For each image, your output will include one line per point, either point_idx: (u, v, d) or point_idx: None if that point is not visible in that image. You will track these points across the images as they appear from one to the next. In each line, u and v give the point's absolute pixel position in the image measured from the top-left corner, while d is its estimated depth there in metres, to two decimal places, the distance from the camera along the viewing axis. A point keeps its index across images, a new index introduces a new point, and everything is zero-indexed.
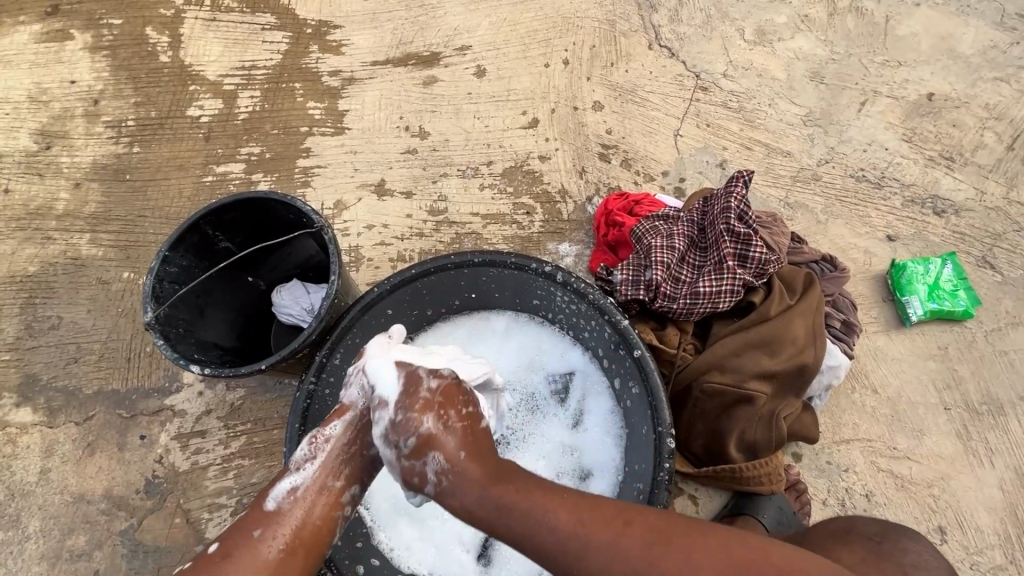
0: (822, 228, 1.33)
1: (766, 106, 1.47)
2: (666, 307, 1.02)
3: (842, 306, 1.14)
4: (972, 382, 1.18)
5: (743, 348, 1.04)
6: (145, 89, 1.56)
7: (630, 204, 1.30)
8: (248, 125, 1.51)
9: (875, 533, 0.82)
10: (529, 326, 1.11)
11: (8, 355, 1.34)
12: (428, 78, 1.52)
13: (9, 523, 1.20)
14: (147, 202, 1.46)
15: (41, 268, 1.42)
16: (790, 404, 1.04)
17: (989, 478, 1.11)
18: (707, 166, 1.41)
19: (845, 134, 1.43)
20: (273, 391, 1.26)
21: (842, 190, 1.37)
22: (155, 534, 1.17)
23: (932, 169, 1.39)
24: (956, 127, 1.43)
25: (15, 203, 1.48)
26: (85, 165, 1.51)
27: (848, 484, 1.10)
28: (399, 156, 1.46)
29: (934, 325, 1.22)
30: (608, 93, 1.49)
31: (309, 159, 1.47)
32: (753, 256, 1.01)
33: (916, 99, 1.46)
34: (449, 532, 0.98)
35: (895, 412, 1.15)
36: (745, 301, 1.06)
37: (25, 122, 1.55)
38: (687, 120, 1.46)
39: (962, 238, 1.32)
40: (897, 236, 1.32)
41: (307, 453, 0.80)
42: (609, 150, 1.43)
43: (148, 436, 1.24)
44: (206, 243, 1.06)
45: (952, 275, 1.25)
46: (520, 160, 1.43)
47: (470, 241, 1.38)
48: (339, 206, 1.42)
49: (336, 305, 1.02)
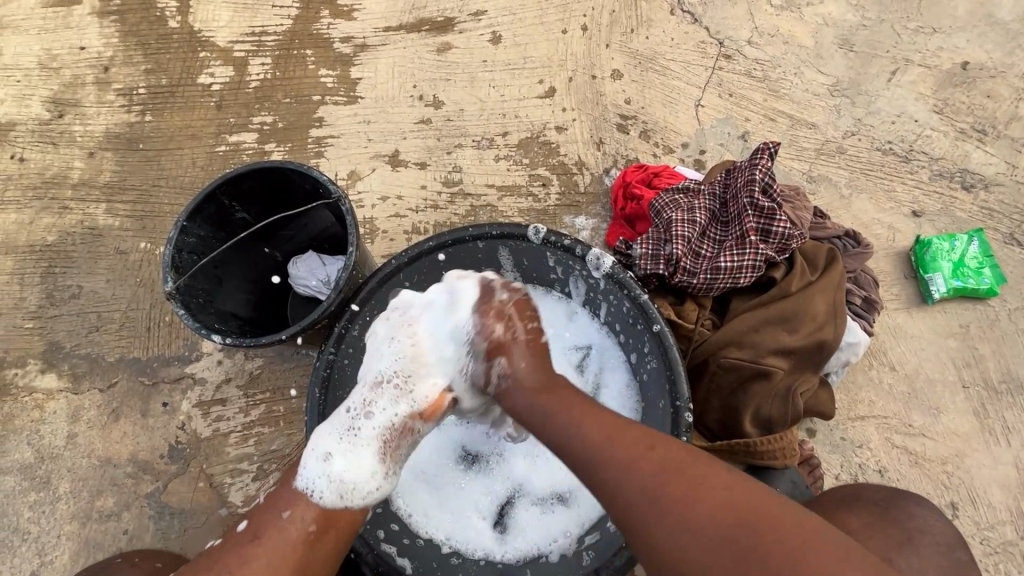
0: (845, 202, 1.30)
1: (792, 75, 1.42)
2: (686, 282, 1.00)
3: (863, 282, 1.12)
4: (993, 361, 1.17)
5: (762, 325, 1.03)
6: (155, 56, 1.54)
7: (649, 176, 1.28)
8: (260, 93, 1.48)
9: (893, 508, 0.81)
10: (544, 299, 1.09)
11: (31, 323, 1.36)
12: (443, 45, 1.48)
13: (40, 484, 1.24)
14: (161, 171, 1.46)
15: (59, 237, 1.43)
16: (807, 379, 1.04)
17: (1004, 455, 1.11)
18: (728, 138, 1.38)
19: (873, 105, 1.39)
20: (290, 360, 1.27)
21: (868, 163, 1.33)
22: (180, 497, 1.20)
23: (963, 142, 1.35)
24: (990, 98, 1.38)
25: (30, 172, 1.48)
26: (98, 134, 1.50)
27: (861, 459, 1.10)
28: (413, 126, 1.44)
29: (957, 303, 1.20)
30: (627, 61, 1.44)
31: (322, 129, 1.45)
32: (775, 231, 0.99)
33: (950, 68, 1.40)
34: (467, 500, 1.00)
35: (912, 389, 1.15)
36: (766, 277, 1.05)
37: (37, 90, 1.54)
38: (709, 89, 1.42)
39: (990, 213, 1.29)
40: (923, 211, 1.29)
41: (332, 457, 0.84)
42: (627, 121, 1.40)
43: (170, 403, 1.27)
44: (223, 213, 1.06)
45: (978, 252, 1.22)
46: (536, 131, 1.41)
47: (485, 213, 1.36)
48: (353, 177, 1.41)
49: (355, 277, 1.02)
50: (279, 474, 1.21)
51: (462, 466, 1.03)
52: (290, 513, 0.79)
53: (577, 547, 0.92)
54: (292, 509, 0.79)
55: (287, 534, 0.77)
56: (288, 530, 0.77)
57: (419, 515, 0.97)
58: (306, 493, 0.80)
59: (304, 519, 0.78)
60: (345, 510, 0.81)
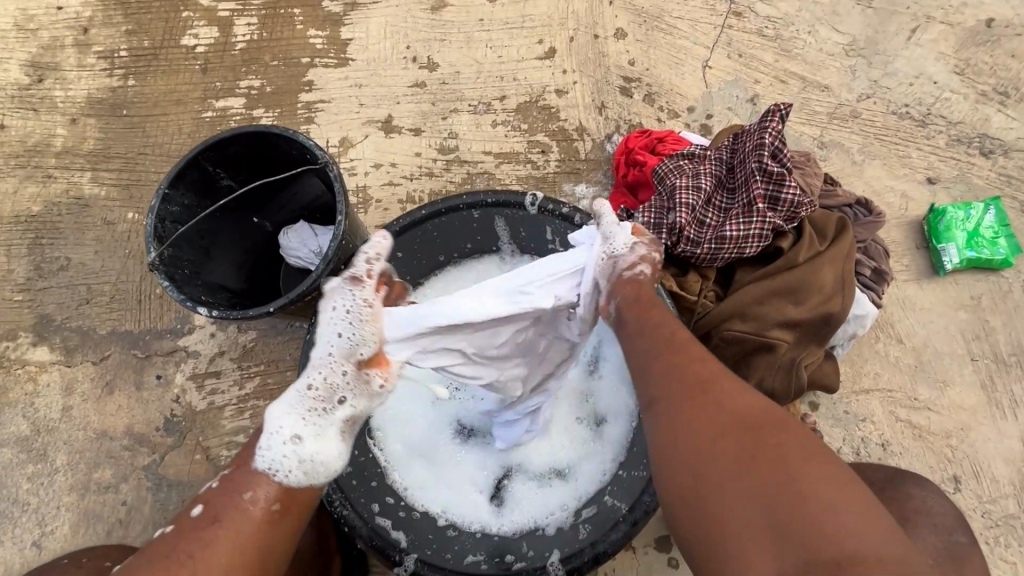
0: (857, 169, 1.25)
1: (805, 34, 1.34)
2: (689, 252, 0.96)
3: (875, 253, 1.08)
4: (1003, 334, 1.13)
5: (767, 297, 1.00)
6: (136, 16, 1.47)
7: (652, 141, 1.22)
8: (247, 55, 1.42)
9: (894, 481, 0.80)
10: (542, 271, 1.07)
11: (20, 295, 1.33)
12: (437, 3, 1.41)
13: (37, 456, 1.24)
14: (146, 138, 1.41)
15: (45, 207, 1.39)
16: (812, 352, 1.01)
17: (1010, 429, 1.08)
18: (736, 101, 1.31)
19: (890, 66, 1.31)
20: (284, 333, 1.25)
21: (882, 128, 1.27)
22: (177, 469, 1.20)
23: (983, 105, 1.28)
24: (1015, 58, 1.31)
25: (11, 139, 1.43)
26: (79, 99, 1.44)
27: (864, 433, 1.08)
28: (406, 90, 1.38)
29: (969, 274, 1.16)
30: (632, 19, 1.37)
31: (312, 93, 1.39)
32: (784, 198, 0.94)
33: (973, 25, 1.33)
34: (464, 474, 0.99)
35: (918, 362, 1.12)
36: (773, 247, 1.01)
37: (14, 52, 1.47)
38: (717, 49, 1.34)
39: (1009, 181, 1.24)
40: (938, 178, 1.24)
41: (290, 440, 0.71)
42: (631, 84, 1.33)
43: (164, 376, 1.25)
44: (207, 180, 1.01)
45: (994, 221, 1.17)
46: (535, 94, 1.34)
47: (482, 181, 1.31)
48: (345, 144, 1.36)
49: (344, 249, 0.98)
50: None
51: (459, 440, 1.02)
52: (252, 494, 0.68)
53: (574, 519, 0.91)
54: (256, 489, 0.68)
55: (249, 514, 0.66)
56: (248, 511, 0.67)
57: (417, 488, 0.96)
58: (267, 471, 0.69)
59: (268, 498, 0.68)
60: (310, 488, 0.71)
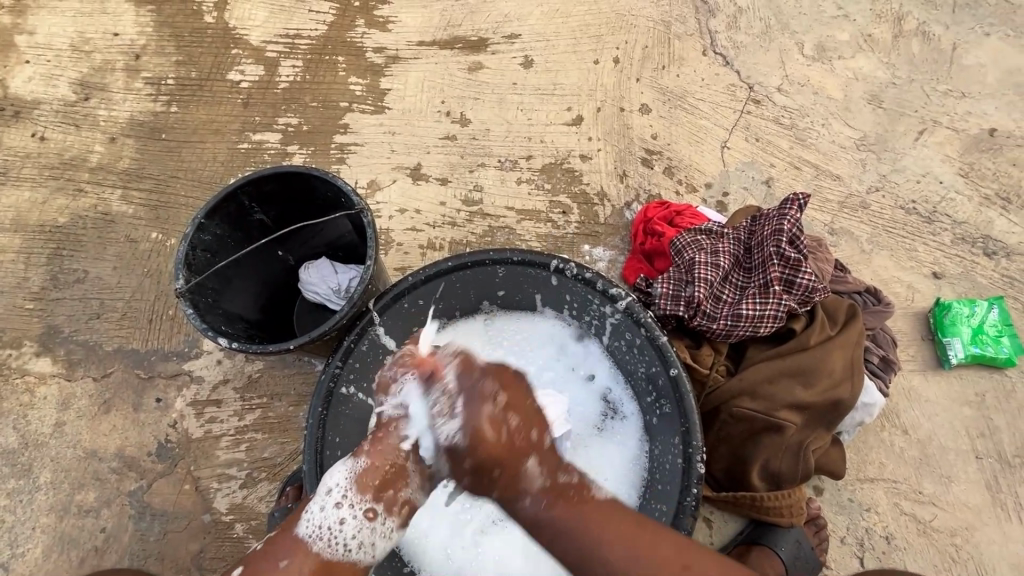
0: (866, 258, 1.29)
1: (819, 126, 1.42)
2: (704, 326, 1.01)
3: (882, 341, 1.11)
4: (1007, 434, 1.14)
5: (778, 377, 1.00)
6: (187, 48, 1.54)
7: (671, 214, 1.27)
8: (288, 94, 1.48)
9: None
10: (547, 334, 1.06)
11: (32, 304, 1.33)
12: (474, 64, 1.49)
13: (21, 472, 1.20)
14: (180, 163, 1.45)
15: (71, 220, 1.41)
16: (820, 437, 1.01)
17: (1015, 533, 1.08)
18: (752, 182, 1.37)
19: (899, 163, 1.38)
20: (291, 366, 1.24)
21: (891, 221, 1.33)
22: (164, 498, 1.17)
23: (986, 208, 1.34)
24: (1016, 167, 1.38)
25: (49, 151, 1.47)
26: (121, 120, 1.49)
27: (868, 523, 1.08)
28: (437, 141, 1.43)
29: (974, 370, 1.18)
30: (657, 97, 1.45)
31: (346, 135, 1.44)
32: (800, 282, 1.00)
33: (977, 133, 1.41)
34: (467, 520, 0.95)
35: (923, 455, 1.12)
36: (785, 327, 1.03)
37: (66, 70, 1.53)
38: (736, 132, 1.42)
39: (1011, 282, 1.28)
40: (943, 274, 1.28)
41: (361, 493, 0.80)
42: (652, 156, 1.39)
43: (163, 399, 1.23)
44: (241, 214, 1.04)
45: (997, 320, 1.20)
46: (560, 157, 1.40)
47: (502, 235, 1.35)
48: (373, 186, 1.40)
49: (369, 291, 1.00)
50: (269, 484, 1.17)
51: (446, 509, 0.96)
52: (287, 562, 0.73)
53: None
54: (292, 559, 0.73)
55: None
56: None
57: (428, 537, 0.94)
58: (307, 542, 0.75)
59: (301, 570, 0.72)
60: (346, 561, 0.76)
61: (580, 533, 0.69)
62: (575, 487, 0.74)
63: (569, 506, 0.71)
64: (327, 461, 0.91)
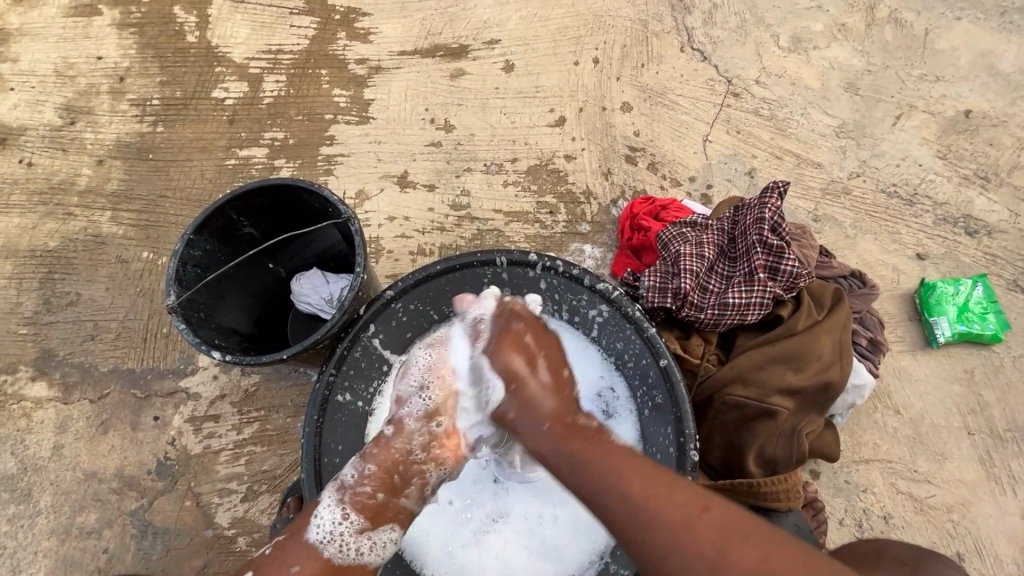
0: (850, 242, 1.31)
1: (798, 115, 1.44)
2: (693, 316, 1.03)
3: (869, 324, 1.13)
4: (998, 409, 1.16)
5: (769, 363, 1.02)
6: (171, 69, 1.55)
7: (656, 209, 1.28)
8: (273, 109, 1.49)
9: (919, 565, 0.78)
10: None
11: (25, 329, 1.34)
12: (456, 71, 1.50)
13: (20, 497, 1.20)
14: (168, 182, 1.45)
15: (61, 244, 1.41)
16: (813, 421, 1.03)
17: (1011, 506, 1.09)
18: (735, 174, 1.39)
19: (878, 148, 1.41)
20: (288, 378, 1.25)
21: (873, 205, 1.35)
22: (165, 516, 1.18)
23: (966, 188, 1.36)
24: (993, 147, 1.40)
25: (37, 177, 1.48)
26: (108, 142, 1.50)
27: (866, 504, 1.09)
28: (423, 149, 1.45)
29: (961, 348, 1.20)
30: (637, 95, 1.47)
31: (333, 147, 1.45)
32: (783, 269, 1.01)
33: (953, 115, 1.43)
34: (467, 521, 0.95)
35: (917, 434, 1.14)
36: (773, 314, 1.05)
37: (51, 96, 1.54)
38: (717, 125, 1.44)
39: (994, 260, 1.30)
40: (927, 255, 1.30)
41: (355, 481, 0.83)
42: (636, 153, 1.41)
43: (161, 417, 1.24)
44: (230, 228, 1.05)
45: (982, 297, 1.22)
46: (545, 158, 1.42)
47: (492, 238, 1.36)
48: (361, 196, 1.41)
49: (361, 298, 1.01)
50: (270, 496, 1.18)
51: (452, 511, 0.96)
52: (300, 567, 0.77)
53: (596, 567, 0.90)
54: (304, 563, 0.77)
55: None
56: None
57: (430, 538, 0.94)
58: (318, 547, 0.79)
59: (311, 573, 0.77)
60: (359, 567, 0.81)
61: (598, 473, 0.70)
62: (590, 429, 0.77)
63: (584, 445, 0.74)
64: (325, 469, 0.92)
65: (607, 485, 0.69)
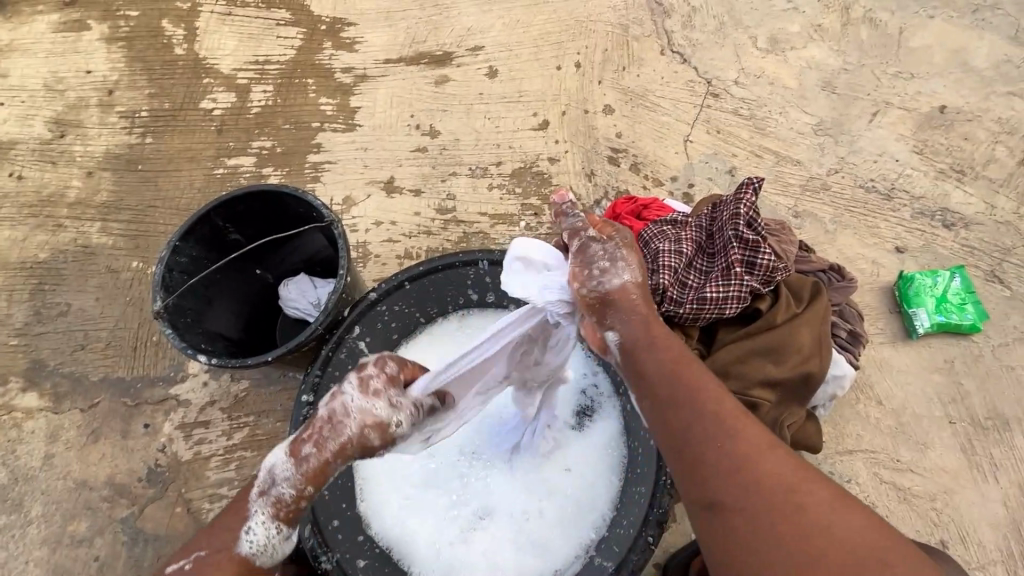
0: (830, 238, 1.33)
1: (777, 114, 1.47)
2: (672, 311, 1.04)
3: (848, 315, 1.14)
4: (978, 397, 1.17)
5: (749, 356, 1.03)
6: (159, 81, 1.57)
7: (638, 208, 1.29)
8: (260, 119, 1.51)
9: None
10: None
11: (16, 340, 1.35)
12: (440, 77, 1.53)
13: (12, 507, 1.21)
14: (157, 193, 1.47)
15: (51, 255, 1.43)
16: (795, 413, 1.04)
17: (993, 493, 1.11)
18: (716, 173, 1.41)
19: (855, 144, 1.43)
20: (277, 383, 1.26)
21: (852, 200, 1.37)
22: (156, 523, 1.18)
23: (942, 181, 1.39)
24: (968, 141, 1.43)
25: (27, 190, 1.49)
26: (97, 154, 1.52)
27: (850, 494, 1.11)
28: (409, 154, 1.47)
29: (941, 338, 1.22)
30: (618, 97, 1.49)
31: (320, 154, 1.47)
32: (760, 263, 1.03)
33: (928, 111, 1.46)
34: (455, 518, 0.96)
35: (899, 424, 1.15)
36: (752, 308, 1.06)
37: (41, 110, 1.56)
38: (697, 125, 1.46)
39: (972, 251, 1.32)
40: (906, 248, 1.32)
41: (282, 475, 0.72)
42: (619, 154, 1.43)
43: (151, 425, 1.24)
44: (216, 234, 1.07)
45: (960, 288, 1.25)
46: (529, 161, 1.44)
47: (477, 240, 1.38)
48: (348, 202, 1.43)
49: (344, 300, 1.02)
50: None
51: (440, 509, 0.97)
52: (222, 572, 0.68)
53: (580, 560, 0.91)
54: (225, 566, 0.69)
55: None
56: None
57: (418, 538, 0.95)
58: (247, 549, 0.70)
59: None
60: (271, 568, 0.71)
61: (688, 405, 0.67)
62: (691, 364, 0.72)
63: (690, 380, 0.70)
64: None
65: (698, 418, 0.66)
